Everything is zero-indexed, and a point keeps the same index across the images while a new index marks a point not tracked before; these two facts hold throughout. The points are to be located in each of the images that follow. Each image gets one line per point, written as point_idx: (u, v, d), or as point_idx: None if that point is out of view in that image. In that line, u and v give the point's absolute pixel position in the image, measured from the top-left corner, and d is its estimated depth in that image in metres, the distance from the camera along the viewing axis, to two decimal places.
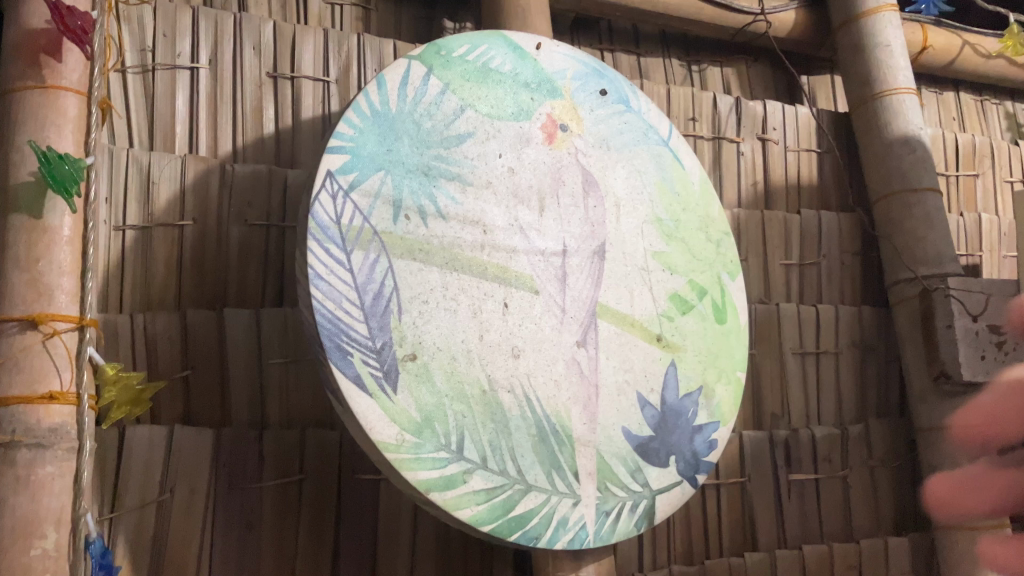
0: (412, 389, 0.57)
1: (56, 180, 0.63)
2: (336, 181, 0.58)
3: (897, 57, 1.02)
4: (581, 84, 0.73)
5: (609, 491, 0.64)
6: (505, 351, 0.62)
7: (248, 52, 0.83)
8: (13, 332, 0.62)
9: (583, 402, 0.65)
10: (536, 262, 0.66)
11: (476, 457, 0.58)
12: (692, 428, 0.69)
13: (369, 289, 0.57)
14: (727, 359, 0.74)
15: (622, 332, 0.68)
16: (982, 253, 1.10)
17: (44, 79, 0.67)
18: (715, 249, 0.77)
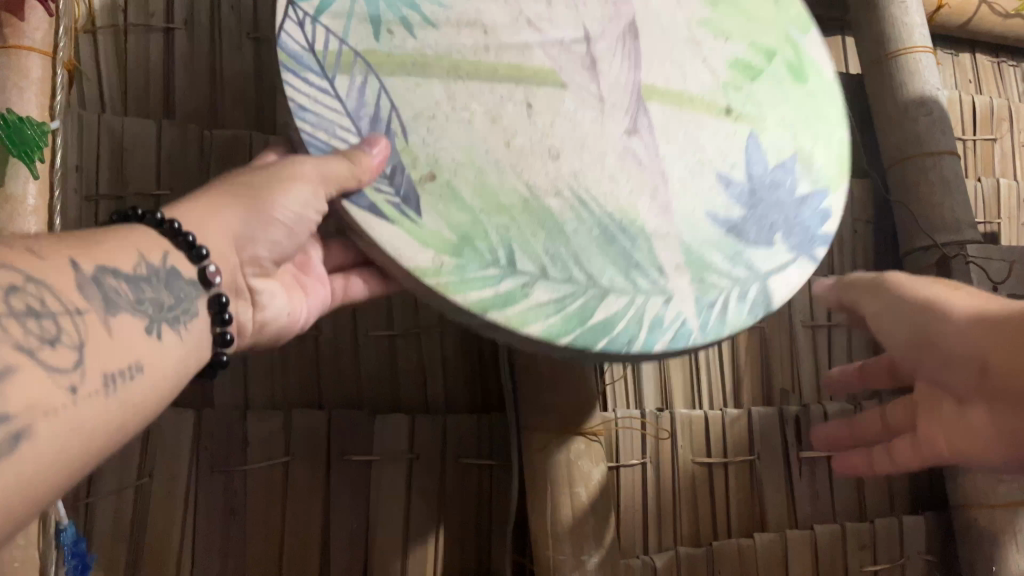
0: (440, 208, 0.45)
1: (17, 145, 0.59)
2: (298, 8, 0.46)
3: (914, 15, 0.97)
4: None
5: (708, 282, 0.50)
6: (543, 153, 0.49)
7: (226, 11, 0.78)
8: None
9: (648, 193, 0.52)
10: (557, 54, 0.52)
11: (533, 269, 0.46)
12: (797, 201, 0.56)
13: (363, 114, 0.45)
14: (823, 117, 0.62)
15: (677, 111, 0.55)
16: (1000, 219, 1.05)
17: (5, 39, 0.63)
18: (773, 7, 0.64)
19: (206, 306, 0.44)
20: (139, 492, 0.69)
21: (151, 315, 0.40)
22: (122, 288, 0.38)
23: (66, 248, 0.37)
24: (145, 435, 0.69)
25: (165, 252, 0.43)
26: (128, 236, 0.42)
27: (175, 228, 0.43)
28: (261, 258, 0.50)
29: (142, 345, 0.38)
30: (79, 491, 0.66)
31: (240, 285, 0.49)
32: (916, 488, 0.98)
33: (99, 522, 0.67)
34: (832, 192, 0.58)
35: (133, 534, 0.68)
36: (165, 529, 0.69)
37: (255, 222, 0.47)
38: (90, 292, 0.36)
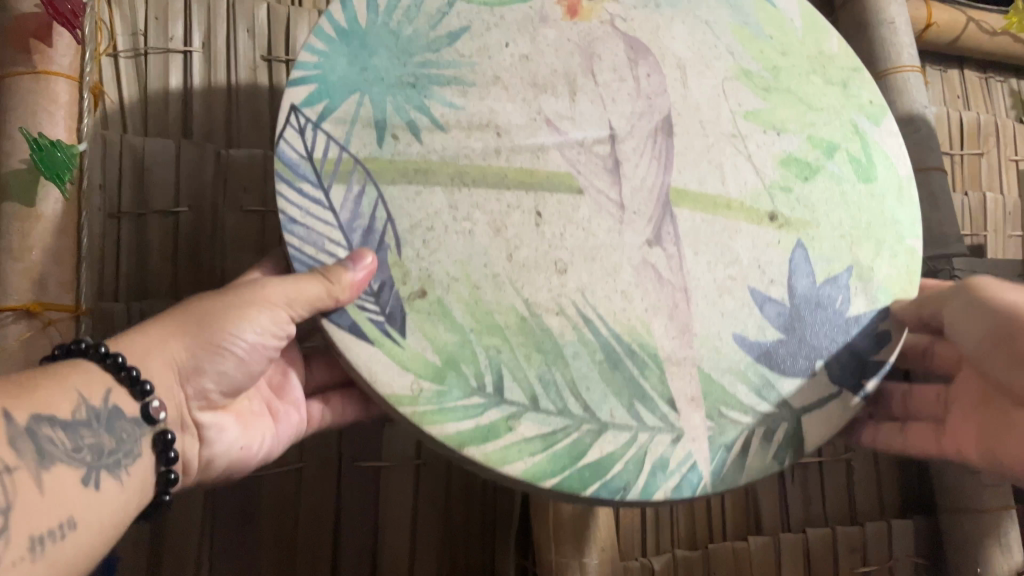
0: (425, 329, 0.48)
1: (48, 167, 0.61)
2: (301, 115, 0.50)
3: (902, 36, 0.98)
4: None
5: (725, 419, 0.51)
6: (548, 266, 0.52)
7: (242, 35, 0.81)
8: (7, 322, 0.61)
9: (667, 311, 0.53)
10: (574, 155, 0.55)
11: (523, 400, 0.47)
12: (846, 319, 0.57)
13: (357, 227, 0.49)
14: (885, 220, 0.61)
15: (710, 218, 0.56)
16: (987, 232, 1.08)
17: (35, 64, 0.66)
18: (840, 93, 0.64)
19: (151, 444, 0.49)
20: None
21: (90, 464, 0.45)
22: (59, 437, 0.44)
23: (1, 399, 0.42)
24: None
25: (107, 390, 0.47)
26: (69, 375, 0.46)
27: (114, 365, 0.47)
28: (209, 391, 0.52)
29: (69, 499, 0.43)
30: None
31: (185, 421, 0.51)
32: (907, 496, 1.01)
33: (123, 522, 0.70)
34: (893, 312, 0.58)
35: (154, 534, 0.72)
36: (185, 530, 0.72)
37: (204, 351, 0.50)
38: (22, 443, 0.42)
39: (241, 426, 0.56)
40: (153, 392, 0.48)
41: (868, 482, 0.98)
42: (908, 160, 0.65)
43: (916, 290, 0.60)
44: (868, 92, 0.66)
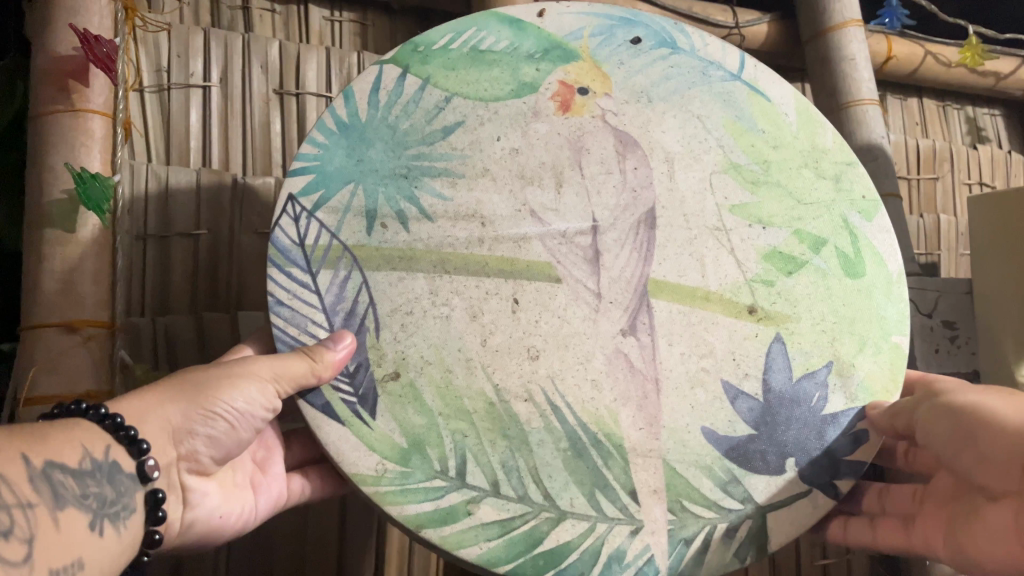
0: (395, 410, 0.56)
1: (91, 198, 0.69)
2: (298, 204, 0.60)
3: (862, 70, 1.06)
4: (604, 38, 0.67)
5: (685, 513, 0.57)
6: (521, 353, 0.59)
7: (256, 71, 0.89)
8: (52, 335, 0.68)
9: (636, 402, 0.59)
10: (554, 246, 0.62)
11: (486, 484, 0.55)
12: (822, 416, 0.60)
13: (339, 309, 0.58)
14: (870, 316, 0.63)
15: (686, 309, 0.62)
16: (940, 251, 1.18)
17: (73, 102, 0.72)
18: (832, 186, 0.66)
19: (143, 501, 0.54)
20: None
21: (94, 511, 0.49)
22: (68, 482, 0.48)
23: (20, 445, 0.47)
24: None
25: (107, 445, 0.51)
26: (73, 430, 0.51)
27: (112, 424, 0.52)
28: (199, 454, 0.58)
29: (80, 542, 0.47)
30: None
31: (173, 480, 0.57)
32: None
33: None
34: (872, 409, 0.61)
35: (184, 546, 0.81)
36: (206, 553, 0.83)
37: (199, 416, 0.56)
38: (40, 484, 0.46)
39: (222, 496, 0.62)
40: (149, 451, 0.53)
41: None
42: (900, 254, 0.66)
43: (897, 389, 0.62)
44: (862, 186, 0.67)
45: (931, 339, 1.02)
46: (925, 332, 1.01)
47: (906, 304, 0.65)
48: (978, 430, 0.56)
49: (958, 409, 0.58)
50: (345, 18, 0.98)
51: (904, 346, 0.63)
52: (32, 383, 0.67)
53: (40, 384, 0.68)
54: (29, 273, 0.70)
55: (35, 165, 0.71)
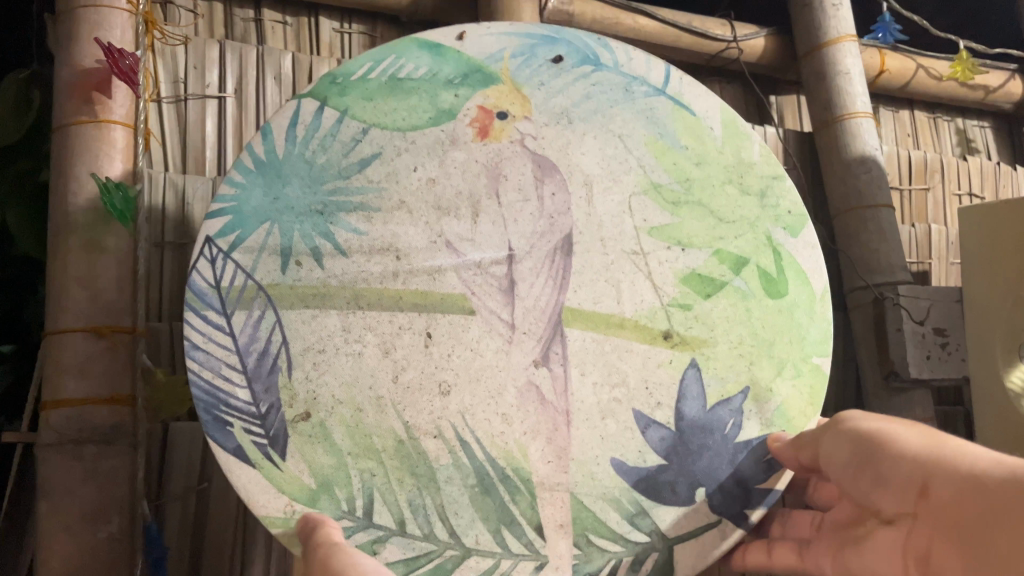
0: (304, 451, 0.57)
1: (116, 209, 0.71)
2: (214, 246, 0.59)
3: (856, 84, 1.09)
4: (524, 58, 0.67)
5: (593, 547, 0.58)
6: (431, 390, 0.60)
7: (270, 82, 0.92)
8: (79, 341, 0.70)
9: (546, 434, 0.60)
10: (470, 278, 0.63)
11: (393, 523, 0.56)
12: (734, 444, 0.62)
13: (253, 349, 0.58)
14: (791, 340, 0.65)
15: (600, 337, 0.63)
16: (932, 260, 1.21)
17: (97, 114, 0.74)
18: (757, 203, 0.67)
19: None
20: (201, 494, 0.82)
21: None
22: None
23: None
24: (205, 447, 0.82)
25: None
26: None
27: None
28: None
29: None
30: (151, 494, 0.80)
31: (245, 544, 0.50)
32: None
33: (171, 519, 0.80)
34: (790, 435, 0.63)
35: (194, 557, 0.81)
36: None
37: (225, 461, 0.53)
38: None
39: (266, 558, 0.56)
40: None
41: None
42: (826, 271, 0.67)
43: (815, 412, 0.64)
44: (788, 201, 0.68)
45: (922, 345, 1.02)
46: (916, 338, 1.02)
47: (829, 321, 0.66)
48: (881, 455, 0.54)
49: (865, 433, 0.56)
50: (354, 30, 1.00)
51: (826, 367, 0.65)
52: (58, 386, 0.70)
53: (67, 386, 0.69)
54: (55, 279, 0.72)
55: (61, 174, 0.73)
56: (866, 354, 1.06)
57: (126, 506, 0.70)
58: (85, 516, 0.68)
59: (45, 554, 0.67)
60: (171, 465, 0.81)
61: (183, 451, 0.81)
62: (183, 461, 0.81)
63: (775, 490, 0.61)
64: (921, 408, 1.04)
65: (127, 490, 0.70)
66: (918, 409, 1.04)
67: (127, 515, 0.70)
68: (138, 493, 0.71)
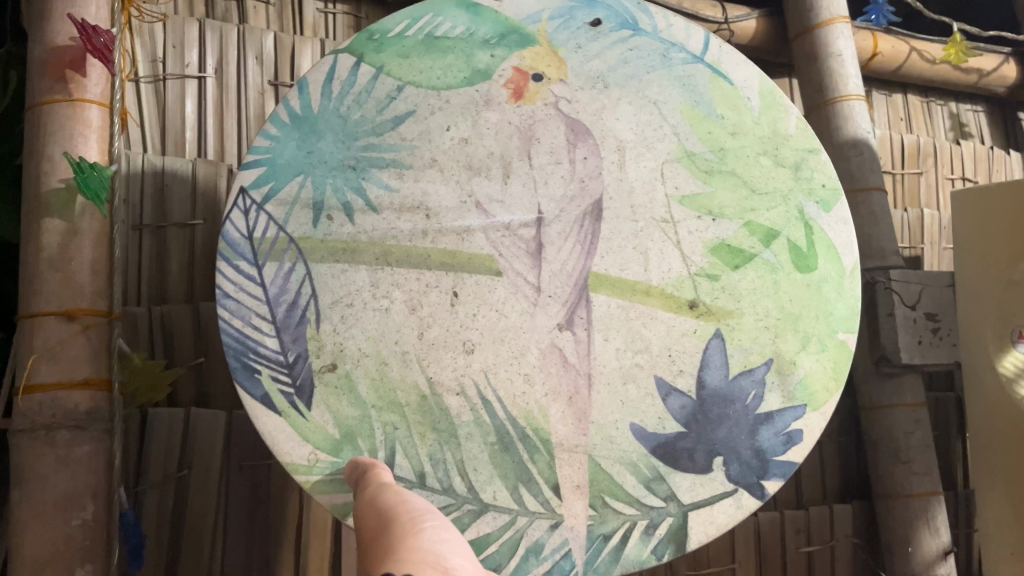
0: (330, 401, 0.59)
1: (90, 188, 0.70)
2: (248, 197, 0.61)
3: (848, 65, 1.08)
4: (562, 21, 0.69)
5: (608, 508, 0.60)
6: (455, 347, 0.62)
7: (251, 62, 0.91)
8: (51, 324, 0.68)
9: (567, 395, 0.62)
10: (498, 239, 0.64)
11: (413, 476, 0.58)
12: (753, 415, 0.64)
13: (283, 300, 0.60)
14: (819, 314, 0.67)
15: (626, 304, 0.65)
16: (924, 245, 1.20)
17: (70, 93, 0.72)
18: (791, 175, 0.70)
19: None
20: (181, 480, 0.81)
21: None
22: None
23: None
24: (186, 432, 0.81)
25: None
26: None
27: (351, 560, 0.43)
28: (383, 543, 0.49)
29: None
30: (129, 480, 0.79)
31: None
32: (848, 480, 1.11)
33: (148, 504, 0.79)
34: (809, 409, 0.65)
35: (173, 542, 0.80)
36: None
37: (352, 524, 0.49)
38: None
39: None
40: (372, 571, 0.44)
41: (813, 471, 1.08)
42: (857, 246, 0.69)
43: (839, 385, 0.66)
44: (823, 175, 0.71)
45: (913, 330, 1.01)
46: (908, 323, 1.01)
47: (856, 298, 0.68)
48: None
49: None
50: (339, 9, 0.98)
51: (851, 343, 0.67)
52: (31, 371, 0.68)
53: (40, 371, 0.68)
54: (28, 262, 0.70)
55: (34, 154, 0.72)
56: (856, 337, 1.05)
57: (100, 493, 0.69)
58: (56, 503, 0.66)
59: (18, 543, 0.66)
60: (151, 450, 0.80)
61: (162, 439, 0.80)
62: (163, 445, 0.80)
63: (789, 464, 0.63)
64: (913, 393, 1.02)
65: (101, 477, 0.69)
66: (909, 394, 1.02)
67: (102, 502, 0.69)
68: (114, 480, 0.70)
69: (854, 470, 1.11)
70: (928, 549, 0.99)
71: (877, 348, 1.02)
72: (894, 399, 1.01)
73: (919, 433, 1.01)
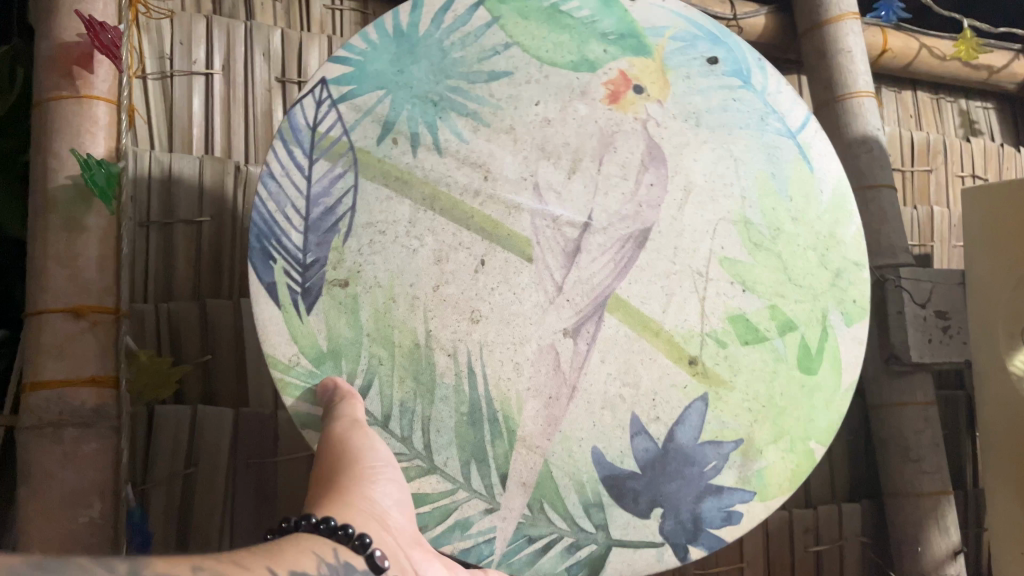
0: (330, 314, 0.59)
1: (98, 186, 0.69)
2: (326, 89, 0.63)
3: (858, 62, 1.07)
4: (682, 44, 0.71)
5: (543, 515, 0.59)
6: (462, 312, 0.62)
7: (258, 58, 0.91)
8: (57, 321, 0.68)
9: (546, 397, 0.62)
10: (541, 228, 0.65)
11: (379, 414, 0.58)
12: (706, 484, 0.63)
13: (321, 202, 0.61)
14: (805, 418, 0.66)
15: (634, 335, 0.65)
16: (933, 243, 1.20)
17: (78, 89, 0.72)
18: (829, 280, 0.70)
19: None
20: (187, 477, 0.81)
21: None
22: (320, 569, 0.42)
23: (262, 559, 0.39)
24: (193, 428, 0.81)
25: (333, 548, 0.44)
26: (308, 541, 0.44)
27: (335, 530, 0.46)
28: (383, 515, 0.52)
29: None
30: (136, 478, 0.78)
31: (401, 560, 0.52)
32: (856, 478, 1.10)
33: (155, 502, 0.79)
34: (756, 498, 0.64)
35: (180, 538, 0.80)
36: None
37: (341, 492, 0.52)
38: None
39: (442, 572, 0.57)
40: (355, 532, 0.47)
41: (821, 469, 1.07)
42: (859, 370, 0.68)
43: (793, 489, 0.64)
44: (857, 290, 0.70)
45: (923, 328, 1.00)
46: (918, 321, 1.00)
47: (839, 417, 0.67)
48: None
49: None
50: (346, 6, 0.98)
51: (818, 455, 0.66)
52: (37, 367, 0.68)
53: (46, 368, 0.68)
54: (35, 260, 0.70)
55: (40, 151, 0.71)
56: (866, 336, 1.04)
57: (107, 490, 0.69)
58: (64, 500, 0.66)
59: (25, 540, 0.66)
60: (158, 448, 0.79)
61: (169, 436, 0.80)
62: (170, 443, 0.80)
63: (720, 538, 0.62)
64: (922, 391, 1.01)
65: (108, 474, 0.69)
66: (920, 392, 1.01)
67: (109, 499, 0.69)
68: (121, 478, 0.69)
69: (863, 468, 1.11)
70: (938, 548, 0.99)
71: (887, 346, 1.01)
72: (902, 397, 1.01)
73: (929, 432, 1.00)
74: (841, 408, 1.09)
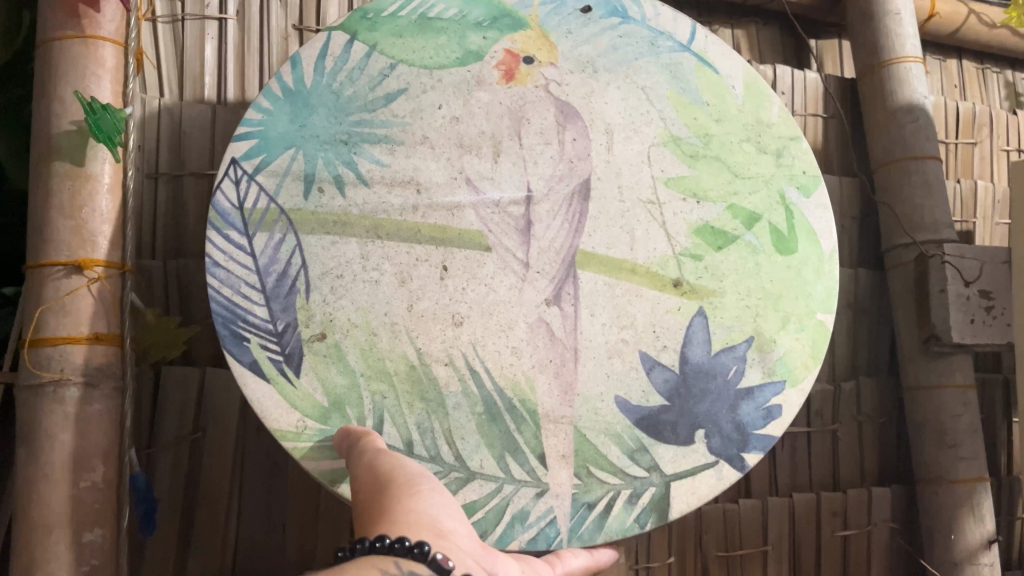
0: (318, 369, 0.56)
1: (102, 130, 0.65)
2: (239, 168, 0.59)
3: (905, 25, 1.01)
4: (553, 7, 0.66)
5: (593, 478, 0.58)
6: (445, 319, 0.59)
7: (274, 5, 0.85)
8: (58, 276, 0.64)
9: (554, 368, 0.60)
10: (489, 216, 0.62)
11: (400, 444, 0.56)
12: (735, 390, 0.61)
13: (273, 270, 0.57)
14: (798, 295, 0.64)
15: (612, 281, 0.62)
16: (976, 219, 1.15)
17: (83, 29, 0.67)
18: (773, 162, 0.67)
19: None
20: (195, 444, 0.77)
21: None
22: None
23: None
24: (200, 395, 0.78)
25: None
26: None
27: None
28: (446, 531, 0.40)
29: None
30: (143, 442, 0.76)
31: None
32: (886, 465, 1.06)
33: (161, 466, 0.76)
34: (789, 385, 0.62)
35: (189, 508, 0.77)
36: (214, 513, 0.77)
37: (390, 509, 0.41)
38: None
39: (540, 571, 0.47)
40: None
41: (850, 450, 1.03)
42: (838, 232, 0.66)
43: (818, 366, 0.63)
44: (805, 161, 0.68)
45: (966, 308, 0.95)
46: (960, 300, 0.95)
47: (835, 282, 0.66)
48: None
49: None
50: None
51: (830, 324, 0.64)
52: (39, 322, 0.64)
53: (47, 323, 0.64)
54: (37, 210, 0.66)
55: (43, 94, 0.67)
56: (903, 316, 1.00)
57: (111, 453, 0.66)
58: (66, 462, 0.63)
59: (24, 503, 0.62)
60: (165, 409, 0.77)
61: (176, 399, 0.77)
62: (177, 403, 0.77)
63: (771, 437, 0.61)
64: (962, 373, 0.97)
65: (109, 439, 0.66)
66: (959, 375, 0.97)
67: (113, 462, 0.66)
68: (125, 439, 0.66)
69: (892, 450, 1.06)
70: (972, 538, 0.94)
71: (926, 326, 0.96)
72: (940, 380, 0.96)
73: (966, 417, 0.96)
74: (872, 388, 1.04)
